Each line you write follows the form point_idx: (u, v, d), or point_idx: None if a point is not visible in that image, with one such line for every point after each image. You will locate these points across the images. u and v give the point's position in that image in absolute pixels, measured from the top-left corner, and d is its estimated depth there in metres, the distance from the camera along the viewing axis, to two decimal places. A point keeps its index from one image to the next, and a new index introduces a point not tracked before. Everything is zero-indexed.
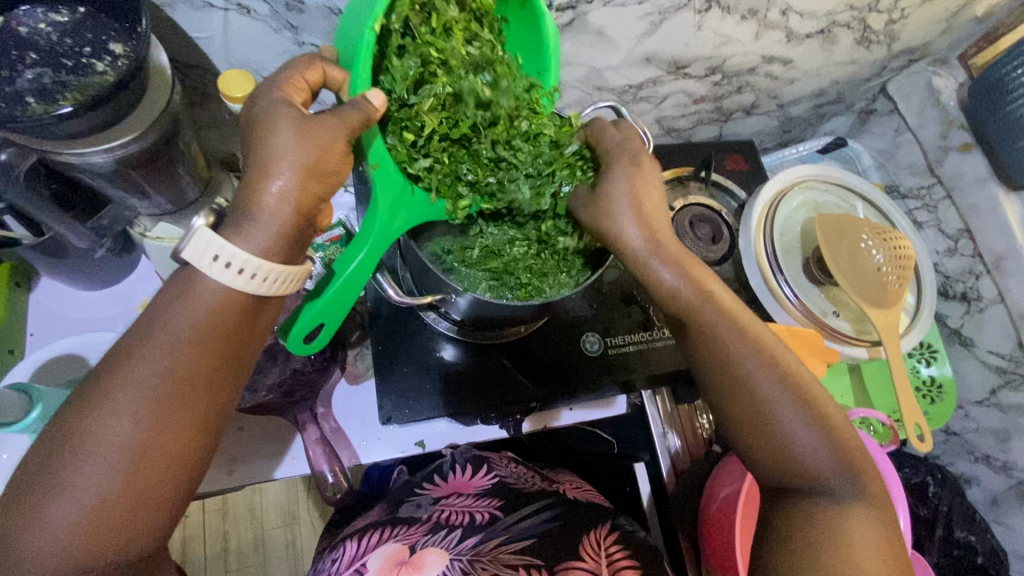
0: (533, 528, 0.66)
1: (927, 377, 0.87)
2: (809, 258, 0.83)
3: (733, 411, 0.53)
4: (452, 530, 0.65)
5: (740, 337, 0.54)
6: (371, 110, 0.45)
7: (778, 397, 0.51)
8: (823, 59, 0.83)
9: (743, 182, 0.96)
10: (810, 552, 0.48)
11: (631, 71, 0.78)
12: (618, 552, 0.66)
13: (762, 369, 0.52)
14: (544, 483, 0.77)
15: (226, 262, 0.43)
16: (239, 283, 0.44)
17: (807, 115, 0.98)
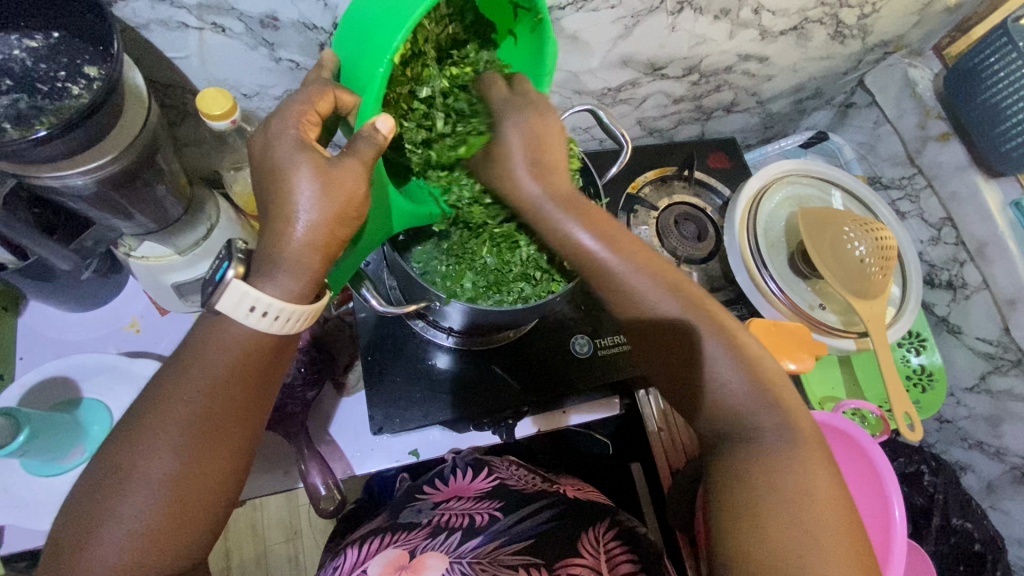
0: (532, 528, 0.66)
1: (917, 366, 0.87)
2: (793, 252, 0.84)
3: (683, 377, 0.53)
4: (452, 534, 0.65)
5: (676, 303, 0.51)
6: (382, 139, 0.44)
7: (720, 363, 0.50)
8: (798, 55, 0.84)
9: (727, 179, 0.96)
10: (764, 512, 0.47)
11: (608, 74, 0.79)
12: (617, 549, 0.64)
13: (699, 327, 0.51)
14: (545, 483, 0.77)
15: (262, 312, 0.43)
16: (275, 327, 0.44)
17: (787, 111, 0.99)
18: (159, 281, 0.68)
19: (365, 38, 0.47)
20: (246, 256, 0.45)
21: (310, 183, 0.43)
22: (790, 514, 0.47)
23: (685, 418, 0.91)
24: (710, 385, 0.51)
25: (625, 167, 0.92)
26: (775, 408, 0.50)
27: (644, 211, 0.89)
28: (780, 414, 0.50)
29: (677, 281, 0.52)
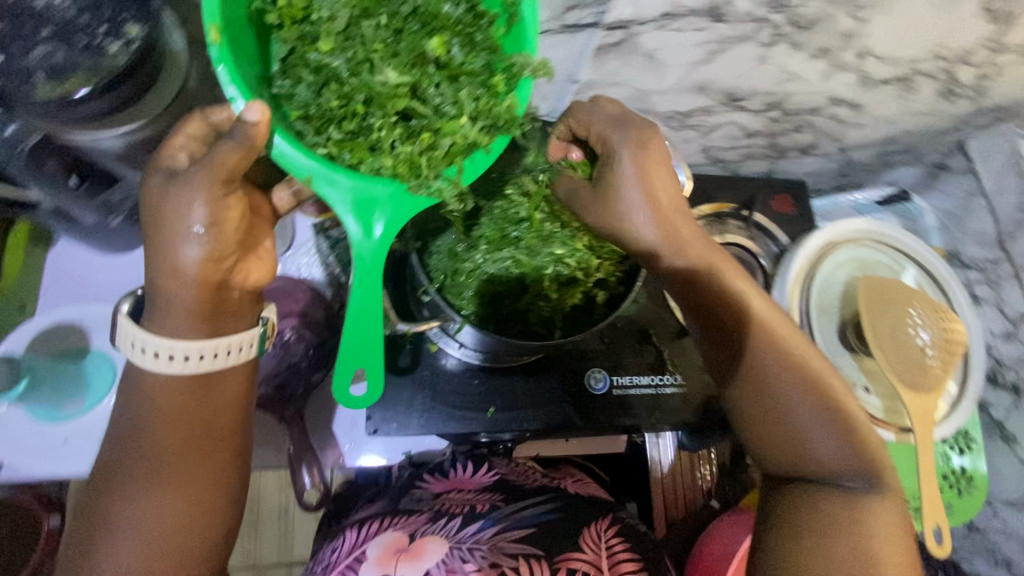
0: (534, 517, 0.66)
1: (958, 468, 0.80)
2: (846, 323, 0.77)
3: (752, 402, 0.53)
4: (452, 518, 0.66)
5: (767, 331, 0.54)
6: (253, 124, 0.42)
7: (797, 401, 0.52)
8: (897, 107, 0.75)
9: (788, 226, 0.89)
10: (823, 549, 0.48)
11: (680, 97, 0.72)
12: (618, 544, 0.65)
13: (774, 348, 0.53)
14: (545, 478, 0.75)
15: (161, 355, 0.48)
16: (175, 365, 0.49)
17: (870, 162, 0.91)
18: None
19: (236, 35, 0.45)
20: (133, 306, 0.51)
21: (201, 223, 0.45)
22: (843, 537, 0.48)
23: (693, 469, 0.87)
24: (787, 424, 0.52)
25: None
26: (857, 458, 0.51)
27: None
28: (860, 460, 0.51)
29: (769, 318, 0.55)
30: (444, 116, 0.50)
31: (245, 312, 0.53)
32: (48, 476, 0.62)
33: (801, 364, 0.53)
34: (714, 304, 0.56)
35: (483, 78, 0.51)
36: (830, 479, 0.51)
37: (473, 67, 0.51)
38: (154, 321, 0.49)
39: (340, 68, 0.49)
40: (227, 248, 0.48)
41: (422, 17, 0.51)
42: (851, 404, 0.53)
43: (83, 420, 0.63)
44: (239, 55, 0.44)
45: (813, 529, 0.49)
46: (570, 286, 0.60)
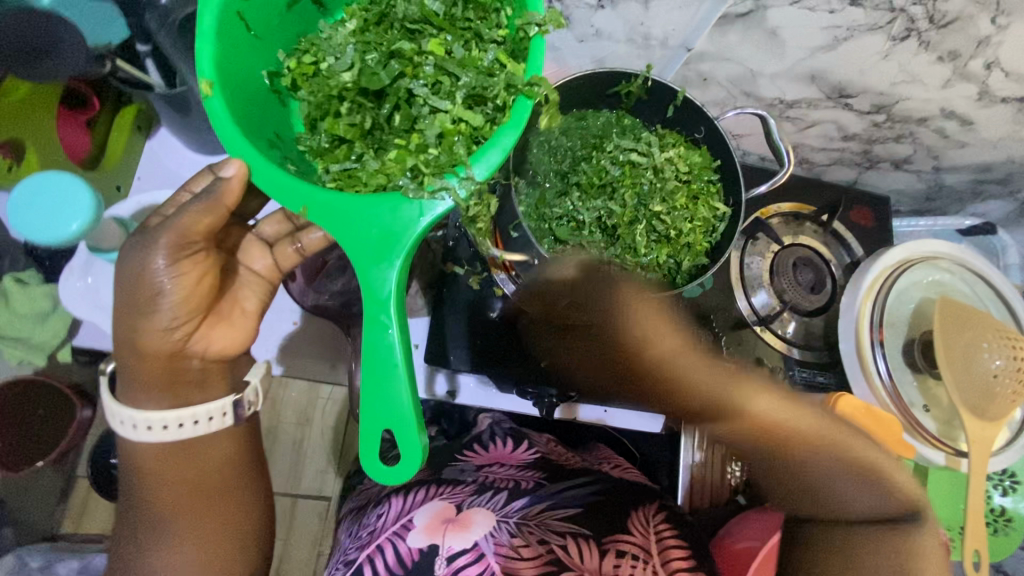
0: (581, 497, 0.66)
1: (997, 506, 0.79)
2: (914, 340, 0.75)
3: (789, 462, 0.68)
4: (497, 493, 0.66)
5: (802, 443, 0.67)
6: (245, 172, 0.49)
7: (831, 468, 0.66)
8: (1008, 131, 0.73)
9: (865, 238, 0.88)
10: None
11: (788, 85, 0.71)
12: (665, 530, 0.64)
13: (791, 452, 0.68)
14: (585, 462, 0.77)
15: (146, 427, 0.56)
16: (158, 432, 0.56)
17: (961, 188, 0.88)
18: None
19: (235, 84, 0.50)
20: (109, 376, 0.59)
21: (165, 260, 0.51)
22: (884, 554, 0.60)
23: (723, 465, 0.86)
24: (825, 489, 0.66)
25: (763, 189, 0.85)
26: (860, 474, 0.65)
27: (766, 241, 0.82)
28: (899, 502, 0.64)
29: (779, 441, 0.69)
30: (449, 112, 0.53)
31: (216, 379, 0.60)
32: None
33: (851, 467, 0.66)
34: (771, 432, 0.69)
35: (487, 67, 0.53)
36: (851, 521, 0.64)
37: (480, 59, 0.53)
38: (137, 399, 0.56)
39: (345, 85, 0.54)
40: (203, 266, 0.54)
41: (418, 27, 0.55)
42: (872, 458, 0.66)
43: None
44: (242, 108, 0.49)
45: (838, 550, 0.62)
46: (660, 242, 0.60)
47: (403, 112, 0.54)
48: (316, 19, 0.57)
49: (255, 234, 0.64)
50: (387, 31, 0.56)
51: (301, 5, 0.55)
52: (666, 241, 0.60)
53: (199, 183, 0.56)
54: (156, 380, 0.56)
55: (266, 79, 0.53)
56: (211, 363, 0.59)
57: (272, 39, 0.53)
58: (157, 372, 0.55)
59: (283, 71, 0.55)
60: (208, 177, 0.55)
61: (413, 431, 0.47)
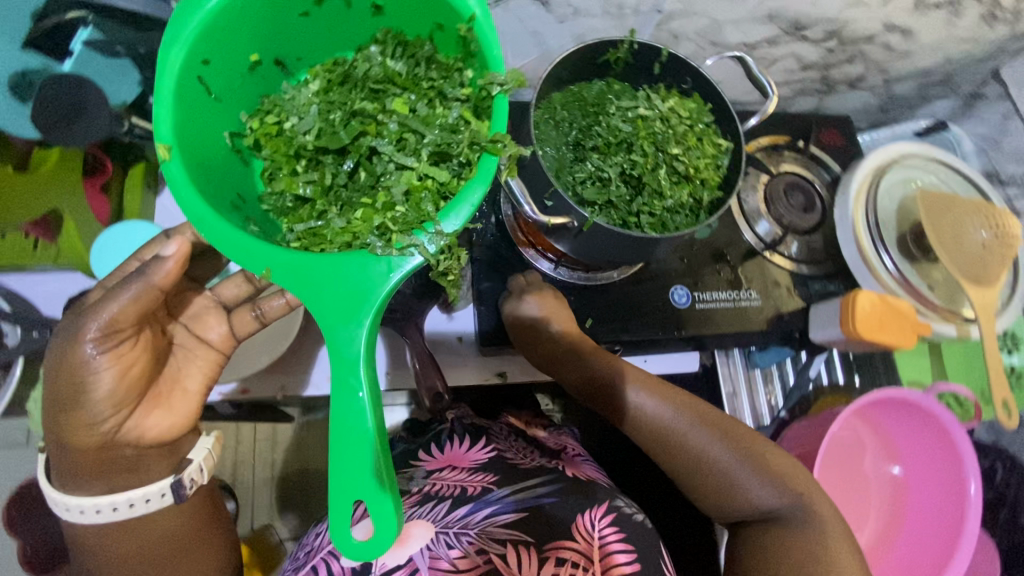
0: (526, 501, 0.72)
1: (1009, 366, 0.87)
2: (906, 233, 0.83)
3: (670, 462, 0.72)
4: (440, 502, 0.72)
5: (711, 439, 0.70)
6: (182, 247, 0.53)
7: (729, 461, 0.69)
8: (943, 34, 0.82)
9: (838, 156, 0.96)
10: (778, 545, 0.65)
11: (750, 28, 0.78)
12: (611, 532, 0.70)
13: (744, 466, 0.69)
14: (540, 459, 0.81)
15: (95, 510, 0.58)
16: (94, 510, 0.58)
17: (909, 96, 0.98)
18: None
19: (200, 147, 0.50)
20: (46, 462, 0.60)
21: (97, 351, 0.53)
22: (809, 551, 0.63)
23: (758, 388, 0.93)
24: (733, 485, 0.69)
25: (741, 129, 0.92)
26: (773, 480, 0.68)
27: (755, 174, 0.89)
28: (788, 499, 0.67)
29: (724, 430, 0.71)
30: (412, 170, 0.53)
31: (160, 459, 0.61)
32: None
33: (751, 458, 0.69)
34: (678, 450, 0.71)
35: (452, 124, 0.54)
36: (766, 517, 0.68)
37: (445, 118, 0.54)
38: (67, 479, 0.58)
39: (309, 142, 0.55)
40: (134, 359, 0.56)
41: (381, 88, 0.56)
42: (782, 463, 0.69)
43: None
44: (201, 172, 0.49)
45: (779, 540, 0.65)
46: (680, 183, 0.64)
47: (367, 171, 0.55)
48: (280, 80, 0.58)
49: (214, 299, 0.66)
50: (352, 90, 0.57)
51: (264, 68, 0.56)
52: (686, 182, 0.64)
53: (151, 252, 0.60)
54: (80, 460, 0.57)
55: (228, 140, 0.54)
56: (148, 448, 0.60)
57: (233, 100, 0.54)
58: (75, 451, 0.56)
59: (245, 131, 0.56)
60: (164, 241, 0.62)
61: (389, 505, 0.44)
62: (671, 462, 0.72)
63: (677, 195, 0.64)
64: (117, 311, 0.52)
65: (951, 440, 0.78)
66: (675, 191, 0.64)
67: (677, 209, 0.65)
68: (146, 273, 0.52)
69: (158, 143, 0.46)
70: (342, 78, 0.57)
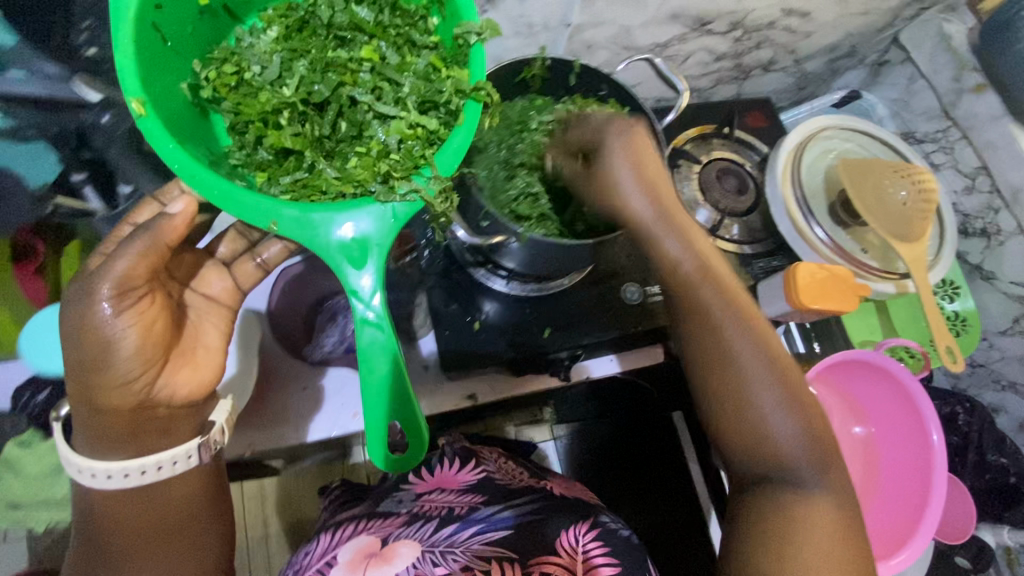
0: (511, 518, 0.72)
1: (951, 313, 0.91)
2: (834, 202, 0.86)
3: (714, 377, 0.58)
4: (427, 522, 0.73)
5: (747, 343, 0.58)
6: (176, 213, 0.54)
7: (754, 377, 0.57)
8: (838, 11, 0.87)
9: (764, 137, 1.00)
10: (784, 547, 0.52)
11: (657, 30, 0.81)
12: (595, 546, 0.69)
13: (756, 379, 0.57)
14: (530, 480, 0.82)
15: (123, 474, 0.58)
16: (126, 479, 0.59)
17: (821, 71, 1.03)
18: None
19: (168, 100, 0.52)
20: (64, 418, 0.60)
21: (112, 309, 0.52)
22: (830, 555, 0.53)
23: None
24: (752, 407, 0.57)
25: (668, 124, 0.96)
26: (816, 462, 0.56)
27: (688, 165, 0.92)
28: (816, 455, 0.56)
29: (766, 339, 0.58)
30: (399, 117, 0.58)
31: (182, 424, 0.62)
32: None
33: (790, 393, 0.57)
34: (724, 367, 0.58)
35: (423, 72, 0.59)
36: (788, 479, 0.56)
37: (414, 66, 0.59)
38: (99, 445, 0.58)
39: (291, 96, 0.57)
40: (156, 317, 0.56)
41: (347, 43, 0.60)
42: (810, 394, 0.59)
43: None
44: (177, 129, 0.51)
45: (782, 513, 0.54)
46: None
47: (349, 119, 0.59)
48: (235, 28, 0.61)
49: (216, 260, 0.67)
50: (311, 37, 0.61)
51: (218, 15, 0.58)
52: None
53: (144, 213, 0.58)
54: (116, 420, 0.57)
55: (186, 92, 0.56)
56: (177, 408, 0.61)
57: (187, 51, 0.56)
58: (106, 408, 0.56)
59: (202, 83, 0.58)
60: (153, 205, 0.59)
61: (413, 411, 0.49)
62: (707, 374, 0.59)
63: None
64: (128, 266, 0.51)
65: (903, 390, 0.81)
66: None
67: None
68: (149, 228, 0.53)
69: (129, 99, 0.48)
70: (309, 32, 0.61)
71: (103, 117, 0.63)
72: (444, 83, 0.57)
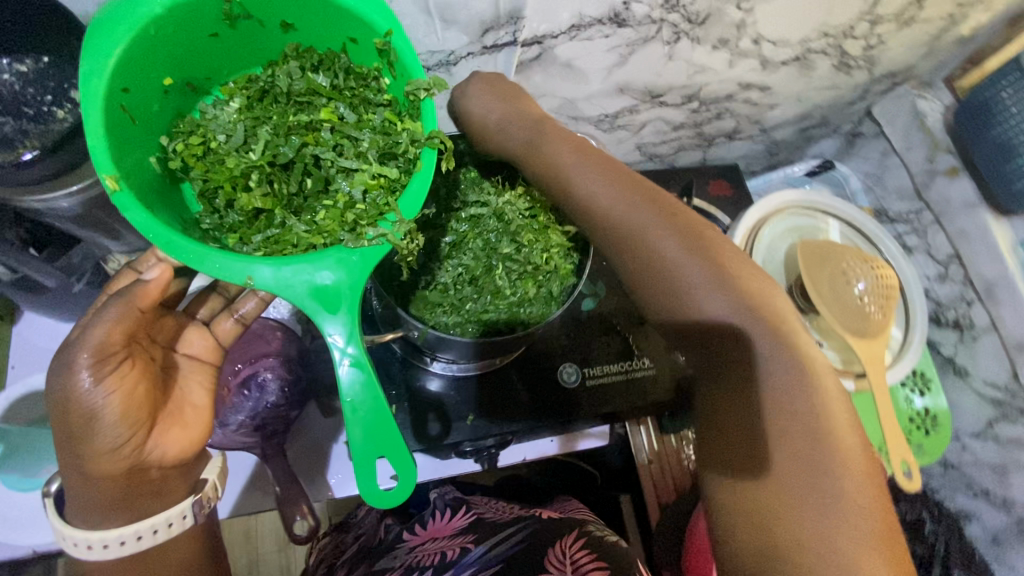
0: (503, 551, 0.65)
1: (920, 408, 0.84)
2: (791, 286, 0.81)
3: (637, 279, 0.52)
4: (423, 571, 0.66)
5: (676, 250, 0.50)
6: (151, 279, 0.47)
7: (692, 283, 0.49)
8: (802, 84, 0.82)
9: (728, 207, 0.95)
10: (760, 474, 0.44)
11: (604, 101, 0.78)
12: (584, 556, 0.64)
13: (746, 329, 0.48)
14: (521, 511, 0.76)
15: (101, 546, 0.49)
16: (108, 552, 0.49)
17: (792, 139, 0.98)
18: None
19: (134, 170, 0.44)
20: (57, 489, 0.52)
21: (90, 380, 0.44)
22: (827, 533, 0.41)
23: (678, 455, 0.89)
24: (677, 286, 0.50)
25: None
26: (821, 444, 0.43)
27: None
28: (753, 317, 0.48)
29: (694, 236, 0.51)
30: (361, 172, 0.49)
31: (178, 484, 0.54)
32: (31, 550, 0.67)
33: (729, 287, 0.49)
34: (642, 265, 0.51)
35: (383, 126, 0.50)
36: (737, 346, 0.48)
37: (371, 121, 0.50)
38: (83, 518, 0.49)
39: (258, 157, 0.49)
40: (140, 380, 0.47)
41: (308, 99, 0.51)
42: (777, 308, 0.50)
43: None
44: (149, 202, 0.43)
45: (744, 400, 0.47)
46: (521, 278, 0.63)
47: (314, 177, 0.50)
48: (195, 101, 0.51)
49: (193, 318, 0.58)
50: (273, 104, 0.51)
51: (178, 88, 0.49)
52: (527, 273, 0.63)
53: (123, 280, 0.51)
54: (107, 492, 0.48)
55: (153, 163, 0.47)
56: (170, 470, 0.53)
57: (151, 122, 0.47)
58: (85, 483, 0.48)
59: (168, 155, 0.48)
60: (131, 275, 0.52)
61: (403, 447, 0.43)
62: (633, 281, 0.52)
63: (520, 290, 0.63)
64: (107, 333, 0.44)
65: None
66: (517, 287, 0.63)
67: (523, 304, 0.63)
68: (125, 293, 0.46)
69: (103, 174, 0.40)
70: (266, 95, 0.51)
71: None
72: (400, 138, 0.49)
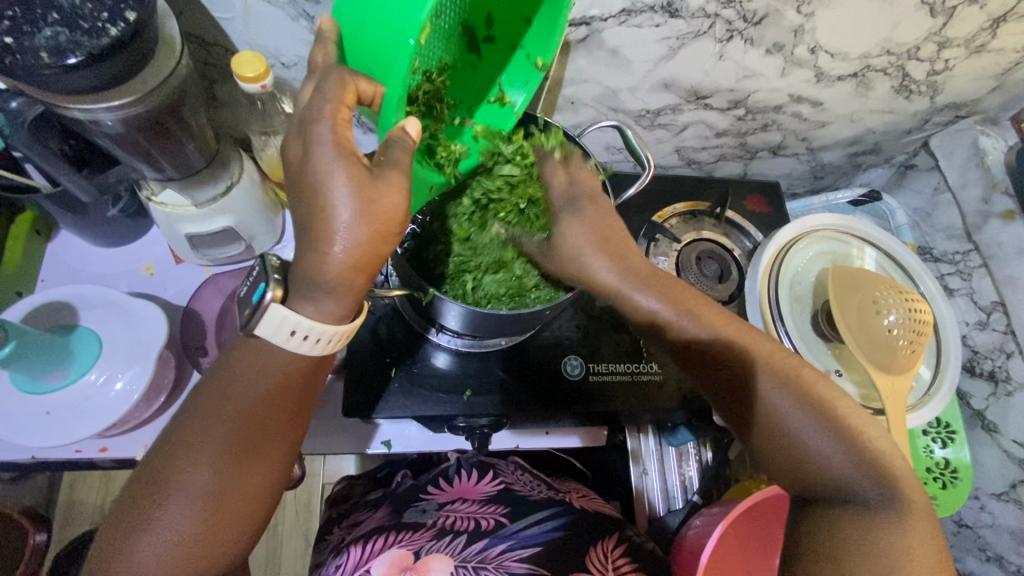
0: (538, 535, 0.65)
1: (941, 460, 0.79)
2: (817, 311, 0.78)
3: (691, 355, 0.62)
4: (456, 536, 0.65)
5: (717, 337, 0.60)
6: (410, 142, 0.43)
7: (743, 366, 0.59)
8: (857, 105, 0.79)
9: (761, 224, 0.91)
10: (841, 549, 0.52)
11: (648, 96, 0.76)
12: (624, 562, 0.65)
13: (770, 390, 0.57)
14: (549, 491, 0.75)
15: (302, 335, 0.44)
16: (307, 347, 0.45)
17: (841, 163, 0.94)
18: (174, 228, 0.71)
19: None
20: (282, 277, 0.45)
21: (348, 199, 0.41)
22: None
23: (675, 468, 0.86)
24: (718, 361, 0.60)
25: (655, 193, 0.89)
26: (875, 473, 0.53)
27: (666, 241, 0.85)
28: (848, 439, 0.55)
29: (737, 333, 0.60)
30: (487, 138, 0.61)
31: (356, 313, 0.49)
32: (33, 458, 0.70)
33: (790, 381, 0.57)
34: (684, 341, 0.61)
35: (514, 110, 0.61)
36: (830, 475, 0.54)
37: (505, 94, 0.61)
38: (309, 292, 0.43)
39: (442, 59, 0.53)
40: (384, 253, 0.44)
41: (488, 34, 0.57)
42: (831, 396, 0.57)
43: (66, 396, 0.65)
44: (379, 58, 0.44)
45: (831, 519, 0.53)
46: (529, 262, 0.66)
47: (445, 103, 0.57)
48: None
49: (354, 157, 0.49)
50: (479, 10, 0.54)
51: None
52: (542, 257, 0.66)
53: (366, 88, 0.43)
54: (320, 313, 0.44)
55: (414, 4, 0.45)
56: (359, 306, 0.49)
57: None
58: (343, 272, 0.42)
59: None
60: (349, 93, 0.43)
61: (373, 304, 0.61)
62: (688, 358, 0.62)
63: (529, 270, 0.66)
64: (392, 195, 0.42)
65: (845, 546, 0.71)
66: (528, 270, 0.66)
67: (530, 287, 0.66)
68: (381, 154, 0.42)
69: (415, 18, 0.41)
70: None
71: (12, 102, 0.56)
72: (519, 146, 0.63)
